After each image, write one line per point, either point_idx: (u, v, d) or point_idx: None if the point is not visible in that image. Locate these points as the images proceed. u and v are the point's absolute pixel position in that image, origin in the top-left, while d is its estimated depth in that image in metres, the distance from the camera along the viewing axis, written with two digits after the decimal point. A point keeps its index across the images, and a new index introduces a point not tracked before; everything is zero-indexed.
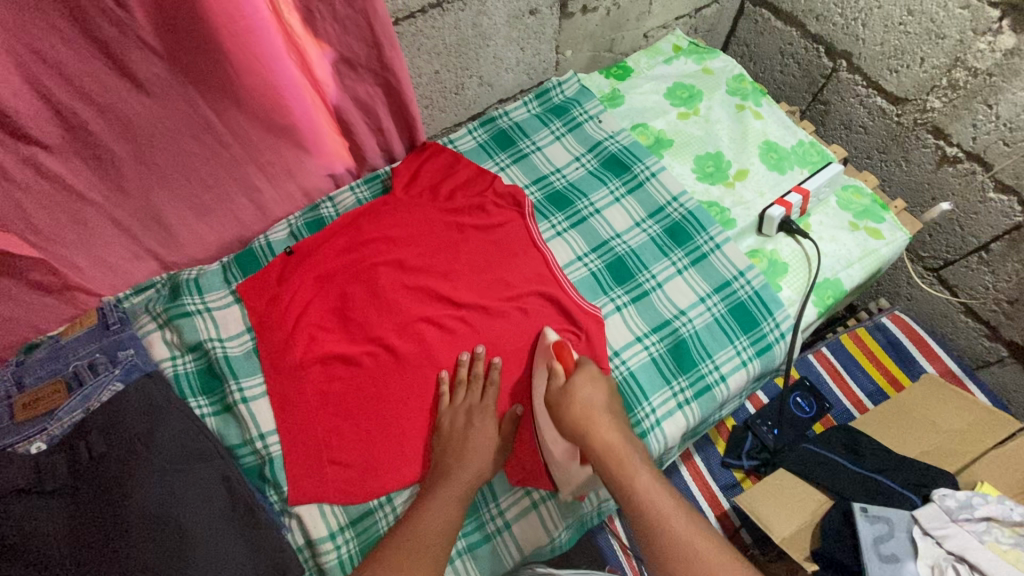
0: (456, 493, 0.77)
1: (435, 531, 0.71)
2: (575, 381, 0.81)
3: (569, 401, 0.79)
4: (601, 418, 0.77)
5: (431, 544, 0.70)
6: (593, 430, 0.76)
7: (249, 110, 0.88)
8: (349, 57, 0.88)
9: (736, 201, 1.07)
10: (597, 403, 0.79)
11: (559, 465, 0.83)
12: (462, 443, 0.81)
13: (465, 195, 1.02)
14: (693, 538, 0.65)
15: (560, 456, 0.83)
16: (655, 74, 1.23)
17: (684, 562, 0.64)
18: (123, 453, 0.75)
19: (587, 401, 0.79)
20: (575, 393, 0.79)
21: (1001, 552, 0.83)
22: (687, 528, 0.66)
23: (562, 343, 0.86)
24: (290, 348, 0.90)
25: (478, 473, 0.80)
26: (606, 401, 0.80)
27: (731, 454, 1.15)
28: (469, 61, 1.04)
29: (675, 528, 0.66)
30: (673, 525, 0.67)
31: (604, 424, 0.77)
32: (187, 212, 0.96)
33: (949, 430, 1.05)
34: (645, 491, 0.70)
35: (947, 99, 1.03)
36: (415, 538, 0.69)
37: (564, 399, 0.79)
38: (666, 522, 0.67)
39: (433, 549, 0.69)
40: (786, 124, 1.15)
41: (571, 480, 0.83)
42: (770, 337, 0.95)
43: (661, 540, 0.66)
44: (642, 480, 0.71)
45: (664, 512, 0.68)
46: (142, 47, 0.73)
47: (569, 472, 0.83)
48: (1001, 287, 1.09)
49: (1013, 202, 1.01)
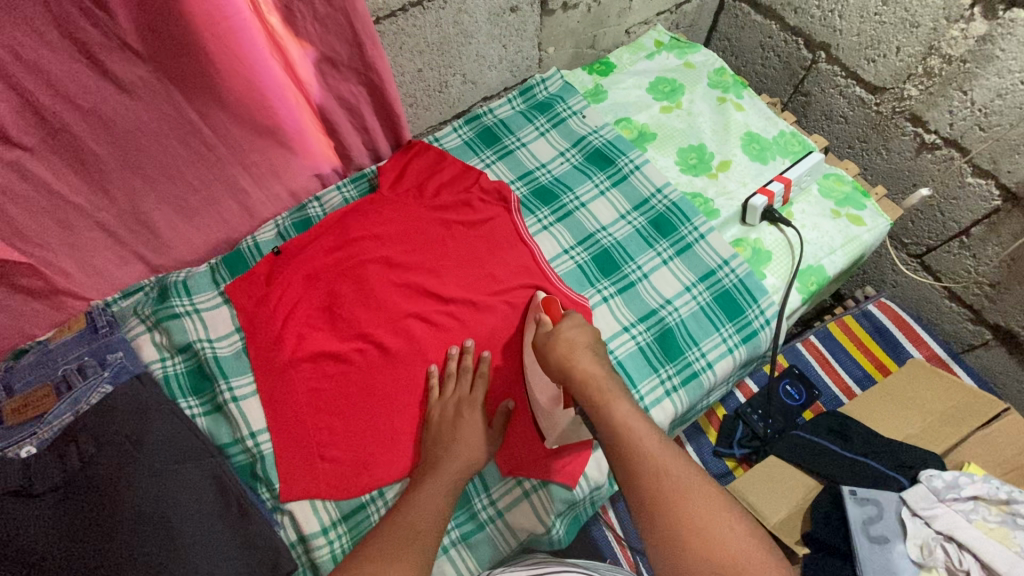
0: (445, 484, 0.76)
1: (424, 521, 0.70)
2: (560, 325, 0.80)
3: (554, 341, 0.78)
4: (585, 354, 0.75)
5: (420, 531, 0.69)
6: (576, 365, 0.74)
7: (233, 111, 0.89)
8: (331, 56, 0.89)
9: (719, 191, 1.09)
10: (583, 343, 0.77)
11: (544, 413, 0.85)
12: (452, 432, 0.82)
13: (451, 191, 1.03)
14: (666, 463, 0.64)
15: (545, 403, 0.85)
16: (637, 69, 1.24)
17: (655, 486, 0.62)
18: (115, 453, 0.75)
19: (572, 340, 0.77)
20: (561, 333, 0.78)
21: (988, 530, 0.83)
22: (661, 453, 0.65)
23: (551, 299, 0.90)
24: (279, 347, 0.91)
25: (467, 463, 0.79)
26: (592, 342, 0.78)
27: (722, 443, 1.16)
28: (452, 59, 1.05)
29: (649, 453, 0.64)
30: (648, 449, 0.65)
31: (587, 358, 0.75)
32: (174, 215, 0.96)
33: (936, 412, 1.06)
34: (623, 417, 0.68)
35: (923, 87, 1.04)
36: (407, 526, 0.69)
37: (549, 340, 0.78)
38: (640, 445, 0.65)
39: (425, 536, 0.68)
40: (767, 115, 1.17)
41: (555, 425, 0.84)
42: (755, 324, 0.96)
43: (633, 463, 0.64)
44: (620, 408, 0.69)
45: (640, 438, 0.66)
46: (124, 50, 0.73)
47: (553, 417, 0.85)
48: (982, 271, 1.11)
49: (991, 186, 1.02)
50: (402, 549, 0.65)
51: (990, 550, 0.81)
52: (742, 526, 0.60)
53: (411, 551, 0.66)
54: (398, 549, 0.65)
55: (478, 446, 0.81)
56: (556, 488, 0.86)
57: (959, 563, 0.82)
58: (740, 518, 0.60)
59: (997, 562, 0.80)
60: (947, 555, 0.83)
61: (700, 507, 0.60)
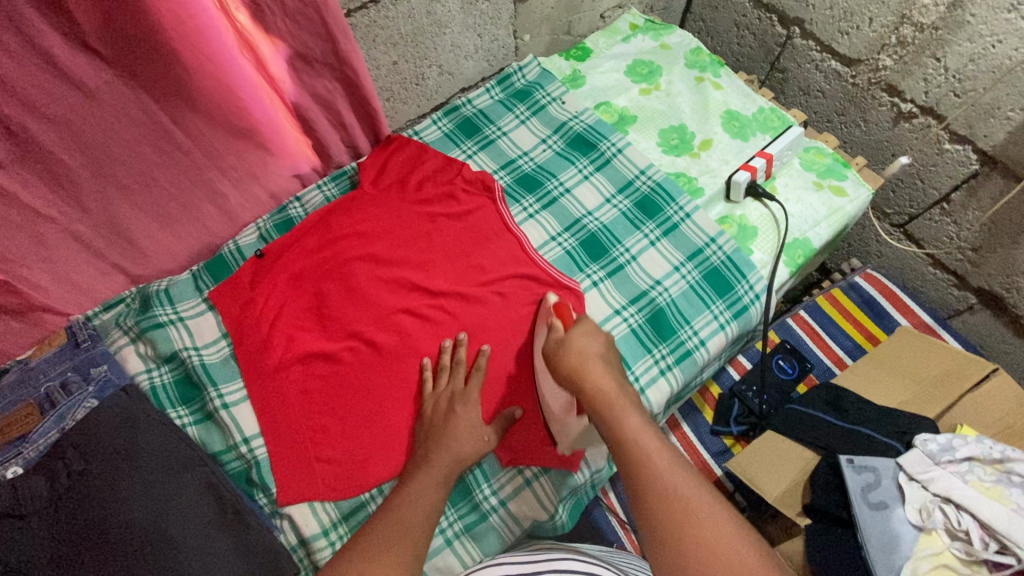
0: (437, 477, 0.74)
1: (417, 519, 0.68)
2: (572, 334, 0.79)
3: (565, 350, 0.77)
4: (596, 366, 0.73)
5: (413, 531, 0.66)
6: (587, 377, 0.73)
7: (206, 112, 0.87)
8: (302, 52, 0.88)
9: (703, 170, 1.09)
10: (594, 353, 0.76)
11: (557, 420, 0.86)
12: (446, 425, 0.80)
13: (434, 184, 1.02)
14: (675, 478, 0.60)
15: (558, 411, 0.85)
16: (614, 53, 1.23)
17: (664, 505, 0.59)
18: (105, 468, 0.74)
19: (584, 350, 0.76)
20: (571, 343, 0.77)
21: (984, 489, 0.85)
22: (672, 469, 0.61)
23: (562, 304, 0.88)
24: (268, 349, 0.89)
25: (453, 457, 0.77)
26: (603, 351, 0.77)
27: (720, 421, 1.17)
28: (427, 51, 1.04)
29: (659, 468, 0.61)
30: (659, 465, 0.62)
31: (599, 371, 0.73)
32: (152, 223, 0.94)
33: (927, 377, 1.07)
34: (634, 432, 0.65)
35: (897, 57, 1.05)
36: (399, 521, 0.67)
37: (560, 349, 0.77)
38: (648, 458, 0.62)
39: (415, 530, 0.66)
40: (746, 92, 1.17)
41: (568, 433, 0.86)
42: (745, 299, 0.96)
43: (640, 477, 0.61)
44: (631, 421, 0.66)
45: (650, 453, 0.63)
46: (89, 55, 0.71)
47: (566, 425, 0.85)
48: (964, 236, 1.12)
49: (968, 151, 1.03)
50: (392, 546, 0.63)
51: (989, 510, 0.82)
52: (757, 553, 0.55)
53: (403, 545, 0.63)
54: (394, 545, 0.63)
55: (466, 441, 0.79)
56: (560, 475, 0.87)
57: (958, 524, 0.84)
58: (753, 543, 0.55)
59: (995, 521, 0.81)
60: (945, 516, 0.85)
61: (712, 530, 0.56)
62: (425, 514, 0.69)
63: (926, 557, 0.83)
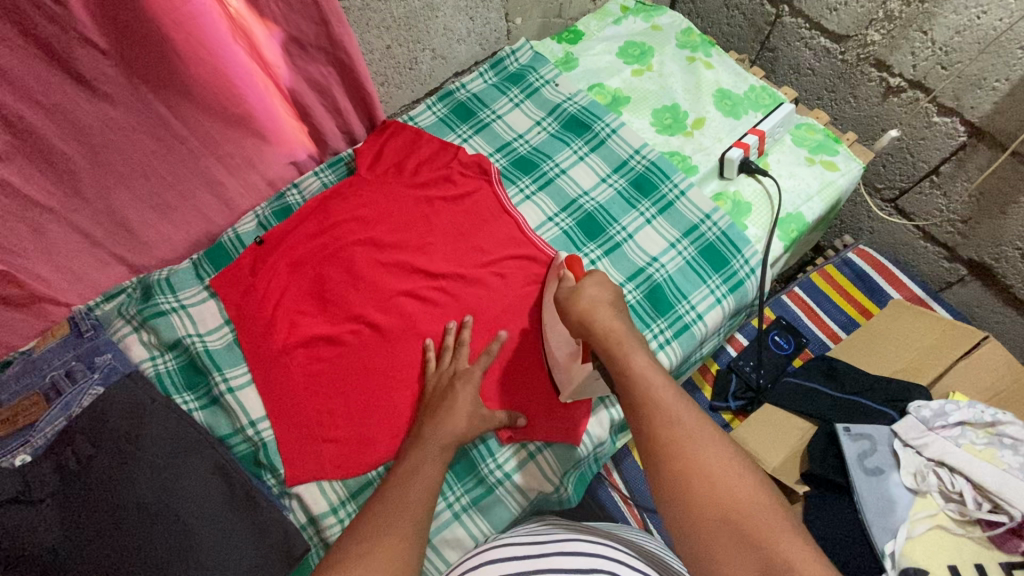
0: (432, 451, 0.74)
1: (418, 493, 0.67)
2: (583, 283, 0.78)
3: (577, 299, 0.76)
4: (607, 313, 0.73)
5: (410, 502, 0.65)
6: (595, 320, 0.72)
7: (201, 99, 0.87)
8: (297, 36, 0.88)
9: (696, 148, 1.10)
10: (605, 300, 0.75)
11: (562, 367, 0.85)
12: (444, 402, 0.81)
13: (430, 168, 1.02)
14: (679, 414, 0.60)
15: (563, 358, 0.85)
16: (606, 35, 1.24)
17: (668, 440, 0.58)
18: (111, 452, 0.75)
19: (595, 298, 0.75)
20: (583, 291, 0.76)
21: (976, 452, 0.87)
22: (678, 405, 0.60)
23: (574, 259, 0.88)
24: (271, 334, 0.90)
25: (451, 432, 0.77)
26: (613, 299, 0.75)
27: (719, 397, 1.18)
28: (420, 34, 1.04)
29: (666, 405, 0.61)
30: (663, 399, 0.61)
31: (609, 316, 0.72)
32: (150, 212, 0.95)
33: (919, 346, 1.08)
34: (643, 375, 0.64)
35: (885, 31, 1.06)
36: (396, 496, 0.66)
37: (572, 296, 0.77)
38: (653, 393, 0.62)
39: (413, 508, 0.64)
40: (737, 70, 1.18)
41: (572, 379, 0.84)
42: (741, 273, 0.98)
43: (645, 413, 0.61)
44: (637, 359, 0.66)
45: (655, 389, 0.62)
46: (85, 43, 0.71)
47: (570, 371, 0.84)
48: (953, 208, 1.14)
49: (956, 123, 1.05)
50: (388, 518, 0.62)
51: (981, 471, 0.84)
52: (759, 486, 0.54)
53: (403, 521, 0.62)
54: (392, 518, 0.62)
55: (465, 415, 0.79)
56: (563, 449, 0.88)
57: (952, 486, 0.85)
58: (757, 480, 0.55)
59: (988, 481, 0.83)
60: (939, 479, 0.87)
61: (718, 467, 0.55)
62: (422, 496, 0.67)
63: (922, 519, 0.85)
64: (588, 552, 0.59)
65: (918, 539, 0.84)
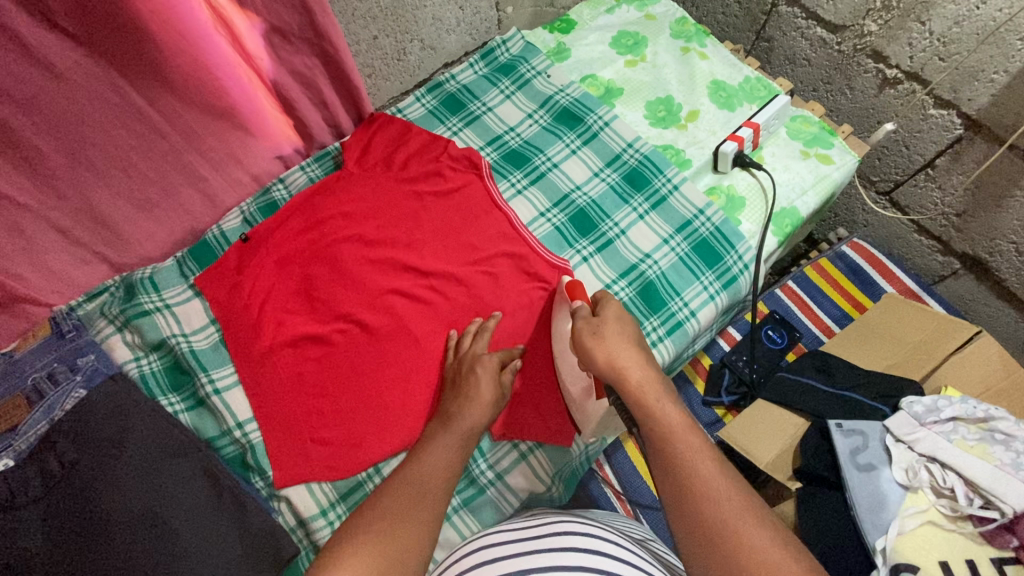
0: (456, 440, 0.72)
1: (436, 482, 0.65)
2: (604, 317, 0.76)
3: (600, 336, 0.73)
4: (634, 355, 0.71)
5: (428, 492, 0.63)
6: (624, 369, 0.69)
7: (182, 91, 0.84)
8: (279, 27, 0.85)
9: (690, 141, 1.08)
10: (630, 340, 0.73)
11: (576, 404, 0.86)
12: (465, 384, 0.80)
13: (420, 162, 1.00)
14: (720, 486, 0.57)
15: (576, 394, 0.85)
16: (599, 24, 1.21)
17: (710, 517, 0.56)
18: (97, 457, 0.74)
19: (620, 337, 0.73)
20: (606, 328, 0.74)
21: (968, 448, 0.87)
22: (720, 478, 0.58)
23: (575, 285, 0.87)
24: (258, 334, 0.89)
25: (480, 418, 0.75)
26: (637, 337, 0.74)
27: (711, 392, 1.18)
28: (408, 24, 1.02)
29: (704, 472, 0.59)
30: (702, 470, 0.59)
31: (636, 361, 0.70)
32: (132, 209, 0.92)
33: (912, 341, 1.08)
34: (678, 432, 0.63)
35: (882, 22, 1.05)
36: (417, 483, 0.63)
37: (595, 333, 0.74)
38: (690, 461, 0.60)
39: (434, 495, 0.63)
40: (731, 61, 1.16)
41: (590, 418, 0.85)
42: (735, 270, 0.97)
43: (688, 488, 0.58)
44: (667, 414, 0.64)
45: (694, 458, 0.60)
46: (57, 33, 0.68)
47: (586, 410, 0.85)
48: (948, 201, 1.13)
49: (953, 116, 1.03)
50: (410, 507, 0.60)
51: (972, 467, 0.84)
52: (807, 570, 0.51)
53: (422, 510, 0.60)
54: (413, 506, 0.60)
55: (492, 398, 0.78)
56: (556, 448, 0.88)
57: (943, 481, 0.85)
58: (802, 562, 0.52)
59: (979, 478, 0.83)
60: (930, 475, 0.87)
61: (763, 548, 0.53)
62: (442, 480, 0.65)
63: (913, 515, 0.85)
64: (580, 533, 0.60)
65: (909, 535, 0.84)
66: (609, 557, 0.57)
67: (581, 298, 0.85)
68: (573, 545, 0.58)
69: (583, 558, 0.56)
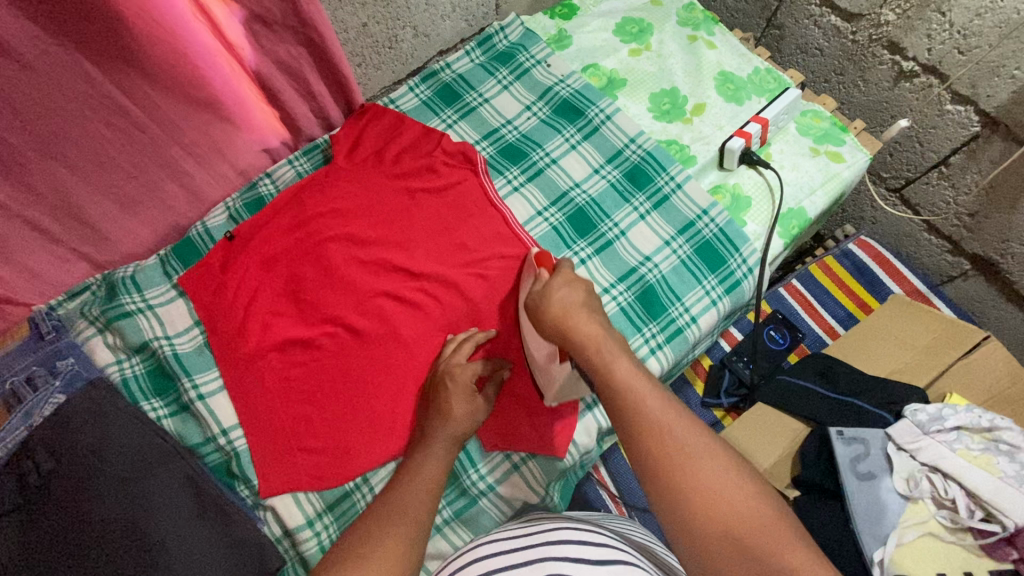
0: (438, 452, 0.70)
1: (419, 492, 0.61)
2: (552, 282, 0.72)
3: (547, 304, 0.70)
4: (583, 315, 0.68)
5: (411, 505, 0.59)
6: (573, 326, 0.67)
7: (162, 81, 0.80)
8: (261, 14, 0.80)
9: (695, 137, 1.04)
10: (577, 303, 0.69)
11: (541, 369, 0.80)
12: (439, 399, 0.76)
13: (411, 157, 0.96)
14: (670, 422, 0.55)
15: (542, 360, 0.80)
16: (602, 11, 1.16)
17: (655, 447, 0.54)
18: (75, 464, 0.71)
19: (565, 300, 0.70)
20: (552, 294, 0.71)
21: (972, 458, 0.85)
22: (665, 412, 0.56)
23: (545, 254, 0.84)
24: (244, 337, 0.86)
25: (454, 430, 0.72)
26: (587, 298, 0.71)
27: (710, 394, 1.15)
28: (400, 10, 0.96)
29: (652, 412, 0.56)
30: (653, 411, 0.56)
31: (584, 320, 0.67)
32: (112, 206, 0.88)
33: (918, 344, 1.05)
34: (624, 378, 0.60)
35: (900, 11, 1.00)
36: (399, 501, 0.59)
37: (540, 300, 0.71)
38: (638, 404, 0.57)
39: (416, 506, 0.59)
40: (740, 51, 1.11)
41: (553, 381, 0.79)
42: (738, 274, 0.94)
43: (637, 428, 0.56)
44: (617, 366, 0.61)
45: (640, 398, 0.57)
46: (23, 23, 0.64)
47: (551, 374, 0.79)
48: (961, 201, 1.09)
49: (970, 112, 0.99)
50: (390, 523, 0.56)
51: (975, 478, 0.82)
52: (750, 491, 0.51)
53: (403, 521, 0.56)
54: (392, 518, 0.56)
55: (469, 411, 0.74)
56: (549, 460, 0.85)
57: (945, 492, 0.83)
58: (766, 490, 0.51)
59: (982, 490, 0.81)
60: (932, 485, 0.85)
61: (708, 473, 0.51)
62: (424, 493, 0.61)
63: (912, 526, 0.83)
64: (572, 539, 0.55)
65: (908, 547, 0.82)
66: (596, 563, 0.51)
67: (549, 267, 0.82)
68: (562, 553, 0.52)
69: (570, 567, 0.50)
